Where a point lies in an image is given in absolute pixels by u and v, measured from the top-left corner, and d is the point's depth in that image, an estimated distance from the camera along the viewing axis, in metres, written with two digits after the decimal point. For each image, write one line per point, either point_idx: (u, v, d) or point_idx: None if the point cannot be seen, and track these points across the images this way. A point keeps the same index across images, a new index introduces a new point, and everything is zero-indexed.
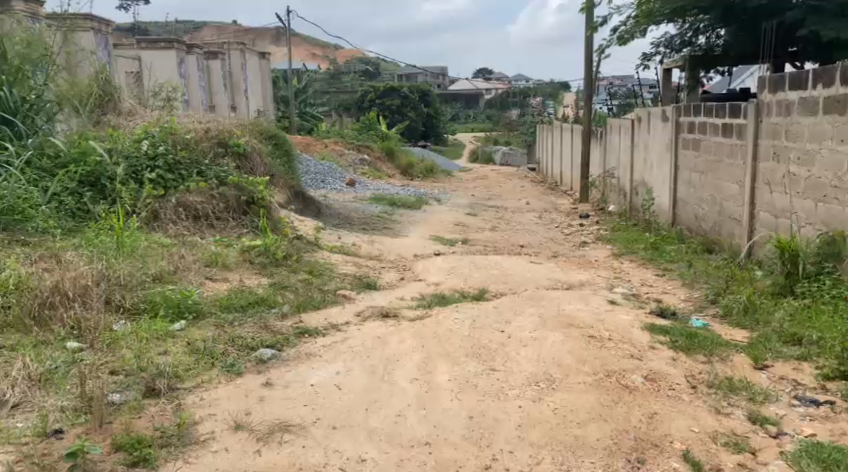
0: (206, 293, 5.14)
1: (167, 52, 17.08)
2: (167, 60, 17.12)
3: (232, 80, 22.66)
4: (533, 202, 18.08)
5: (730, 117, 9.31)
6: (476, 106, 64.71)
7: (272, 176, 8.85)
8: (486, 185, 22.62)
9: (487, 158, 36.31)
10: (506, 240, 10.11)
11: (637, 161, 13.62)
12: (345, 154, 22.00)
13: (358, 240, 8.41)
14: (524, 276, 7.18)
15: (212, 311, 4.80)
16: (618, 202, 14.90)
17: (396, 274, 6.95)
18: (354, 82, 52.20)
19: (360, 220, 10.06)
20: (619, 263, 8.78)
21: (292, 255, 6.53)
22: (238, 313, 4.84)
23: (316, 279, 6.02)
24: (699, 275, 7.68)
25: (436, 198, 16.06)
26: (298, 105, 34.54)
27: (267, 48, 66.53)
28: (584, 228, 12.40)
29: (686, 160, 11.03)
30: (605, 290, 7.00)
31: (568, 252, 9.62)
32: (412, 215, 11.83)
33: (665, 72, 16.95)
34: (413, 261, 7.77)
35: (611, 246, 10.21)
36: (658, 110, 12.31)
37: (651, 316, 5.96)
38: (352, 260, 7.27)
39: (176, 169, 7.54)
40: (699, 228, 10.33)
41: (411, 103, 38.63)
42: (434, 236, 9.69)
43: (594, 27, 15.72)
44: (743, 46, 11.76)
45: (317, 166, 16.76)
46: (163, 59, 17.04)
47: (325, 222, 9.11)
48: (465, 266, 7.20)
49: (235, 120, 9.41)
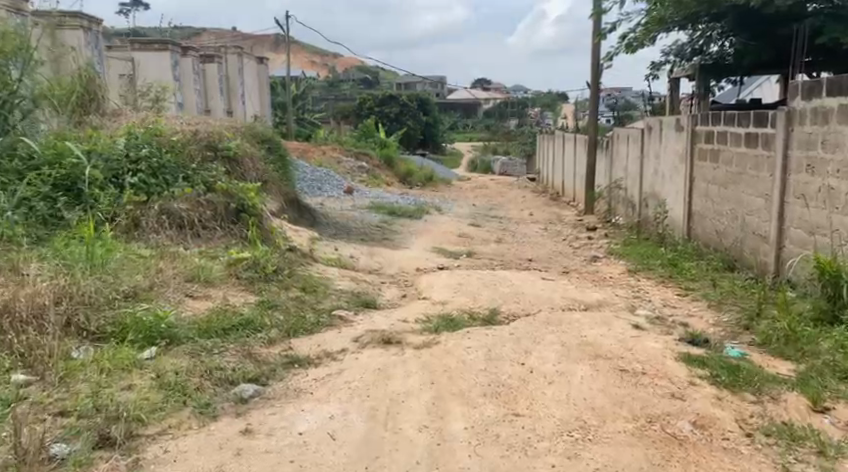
0: (184, 312, 4.54)
1: (161, 54, 16.46)
2: (160, 63, 16.48)
3: (231, 85, 22.09)
4: (538, 213, 17.49)
5: (754, 126, 8.75)
6: (475, 115, 64.25)
7: (266, 182, 8.19)
8: (487, 195, 22.05)
9: (487, 168, 35.76)
10: (513, 253, 9.51)
11: (647, 172, 13.05)
12: (343, 162, 21.41)
13: (356, 252, 7.82)
14: (537, 294, 6.59)
15: (189, 336, 4.18)
16: (626, 215, 14.32)
17: (398, 291, 6.36)
18: (353, 89, 51.75)
19: (358, 230, 9.45)
20: (635, 281, 8.19)
21: (285, 269, 5.92)
22: (219, 339, 4.23)
23: (311, 297, 5.41)
24: (727, 298, 7.08)
25: (437, 207, 15.49)
26: (296, 111, 34.02)
27: (266, 55, 66.20)
28: (593, 241, 11.80)
29: (703, 171, 10.45)
30: (626, 312, 6.40)
31: (580, 267, 9.02)
32: (414, 226, 11.25)
33: (672, 81, 16.39)
34: (416, 276, 7.17)
35: (624, 262, 9.61)
36: (672, 119, 11.73)
37: (681, 343, 5.36)
38: (351, 274, 6.67)
39: (160, 173, 6.93)
40: (718, 243, 9.76)
41: (410, 111, 38.14)
42: (437, 248, 9.08)
43: (601, 34, 15.22)
44: (758, 54, 11.24)
45: (315, 173, 16.22)
46: (156, 61, 16.42)
47: (319, 231, 8.49)
48: (473, 282, 6.61)
49: (227, 122, 8.76)
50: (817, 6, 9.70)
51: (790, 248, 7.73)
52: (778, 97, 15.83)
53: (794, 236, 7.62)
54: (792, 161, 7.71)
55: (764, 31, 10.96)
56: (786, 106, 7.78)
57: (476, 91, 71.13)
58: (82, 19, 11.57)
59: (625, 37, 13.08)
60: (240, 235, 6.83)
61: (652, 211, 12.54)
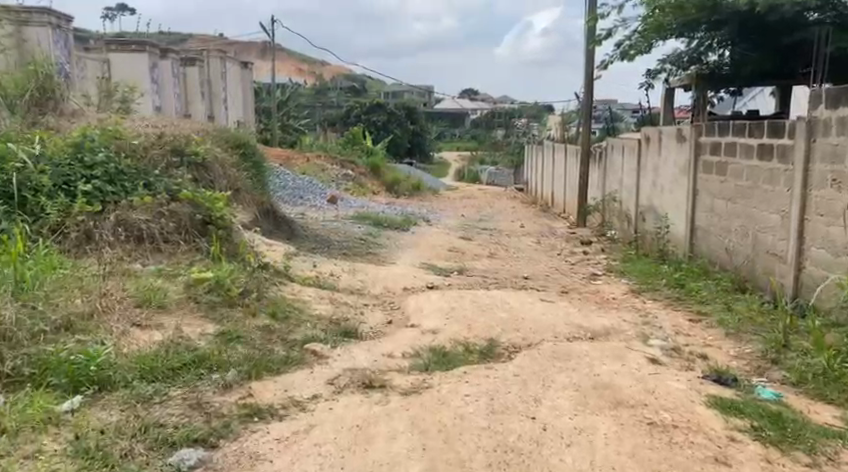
0: (122, 353, 3.75)
1: (138, 55, 15.62)
2: (137, 64, 15.64)
3: (212, 90, 21.26)
4: (528, 225, 16.81)
5: (768, 136, 8.11)
6: (462, 125, 63.68)
7: (237, 191, 7.44)
8: (476, 205, 21.34)
9: (474, 178, 35.06)
10: (508, 270, 8.80)
11: (644, 184, 12.41)
12: (327, 169, 20.67)
13: (337, 268, 7.11)
14: (537, 319, 5.89)
15: (124, 380, 3.57)
16: (621, 229, 13.68)
17: (383, 316, 5.67)
18: (339, 97, 51.05)
19: (339, 243, 8.72)
20: (641, 303, 7.53)
21: (255, 290, 5.21)
22: (161, 385, 3.59)
23: (281, 326, 4.69)
24: (745, 327, 6.44)
25: (425, 218, 14.77)
26: (281, 117, 33.21)
27: (252, 61, 65.41)
28: (590, 257, 11.12)
29: (707, 185, 9.81)
30: (637, 341, 5.72)
31: (579, 286, 8.34)
32: (401, 238, 10.52)
33: (666, 91, 15.83)
34: (403, 297, 6.48)
35: (626, 281, 8.94)
36: (672, 129, 11.08)
37: (705, 381, 4.71)
38: (330, 296, 5.97)
39: (118, 180, 6.18)
40: (725, 261, 9.12)
41: (397, 119, 37.48)
42: (426, 264, 8.39)
43: (596, 41, 14.64)
44: (761, 65, 10.71)
45: (296, 181, 15.44)
46: (133, 63, 15.57)
47: (296, 246, 7.79)
48: (466, 304, 5.92)
49: (195, 125, 8.01)
50: (820, 15, 9.60)
51: (812, 270, 7.11)
52: (775, 109, 15.29)
53: (817, 256, 7.00)
54: (814, 175, 7.08)
55: (766, 40, 10.46)
56: (808, 115, 7.19)
57: (463, 101, 70.54)
58: (63, 19, 10.62)
59: (620, 44, 12.54)
60: (204, 250, 6.11)
61: (651, 226, 11.89)
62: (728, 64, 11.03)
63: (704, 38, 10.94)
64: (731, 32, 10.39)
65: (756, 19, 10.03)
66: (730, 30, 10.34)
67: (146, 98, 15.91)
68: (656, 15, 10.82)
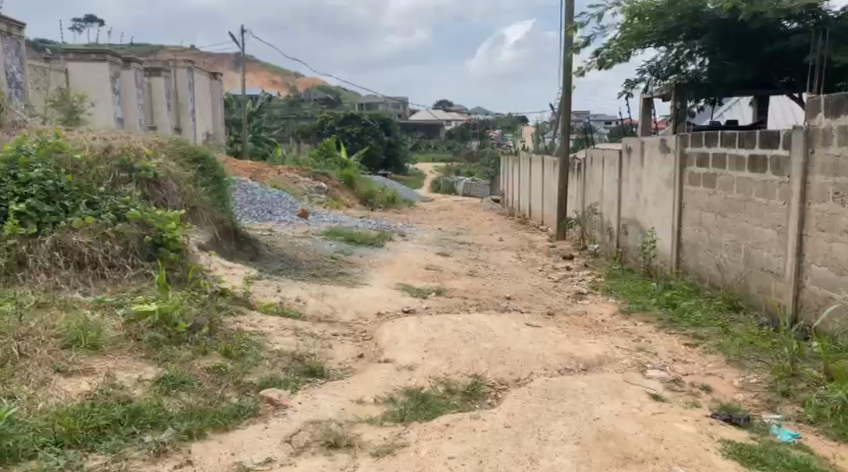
0: (36, 411, 3.36)
1: (99, 66, 14.92)
2: (98, 75, 14.92)
3: (179, 101, 20.50)
4: (507, 238, 16.30)
5: (761, 147, 7.57)
6: (436, 136, 63.26)
7: (194, 209, 6.84)
8: (452, 218, 20.81)
9: (450, 189, 34.49)
10: (489, 290, 8.26)
11: (627, 197, 11.95)
12: (299, 182, 20.06)
13: (304, 293, 6.56)
14: (524, 349, 5.38)
15: (30, 452, 3.15)
16: (602, 242, 13.20)
17: (353, 349, 5.13)
18: (313, 109, 50.37)
19: (308, 263, 8.15)
20: (631, 326, 7.02)
21: (210, 323, 4.67)
22: (74, 453, 3.21)
23: (234, 366, 4.17)
24: (744, 352, 5.95)
25: (400, 232, 14.22)
26: (253, 129, 32.50)
27: (224, 73, 64.62)
28: (573, 273, 10.60)
29: (694, 198, 9.33)
30: (633, 372, 5.24)
31: (564, 307, 7.83)
32: (374, 255, 9.95)
33: (643, 102, 15.45)
34: (376, 325, 5.93)
35: (612, 300, 8.45)
36: (656, 139, 10.61)
37: (715, 422, 4.20)
38: (295, 327, 5.42)
39: (57, 199, 5.57)
40: (716, 279, 8.64)
41: (371, 131, 36.93)
42: (402, 285, 7.83)
43: (574, 48, 14.20)
44: (742, 74, 10.48)
45: (264, 195, 14.76)
46: (93, 74, 14.87)
47: (260, 267, 7.19)
48: (446, 331, 5.39)
49: (149, 137, 7.39)
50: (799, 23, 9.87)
51: (812, 289, 6.64)
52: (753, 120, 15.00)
53: (818, 275, 6.54)
54: (814, 189, 6.61)
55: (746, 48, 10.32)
56: (805, 124, 6.72)
57: (438, 113, 70.10)
58: (13, 26, 9.92)
59: (598, 54, 12.22)
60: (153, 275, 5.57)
61: (635, 240, 11.42)
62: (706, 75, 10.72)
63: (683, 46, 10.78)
64: (712, 39, 10.29)
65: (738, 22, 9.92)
66: (710, 37, 10.24)
67: (107, 110, 15.19)
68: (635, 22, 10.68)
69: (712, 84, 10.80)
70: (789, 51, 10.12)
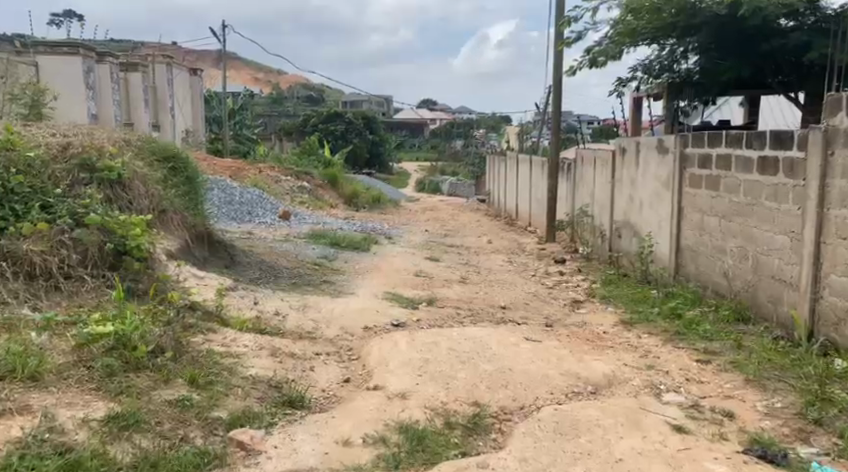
0: None
1: (70, 59, 14.24)
2: (70, 70, 14.27)
3: (157, 97, 19.79)
4: (495, 240, 15.81)
5: (771, 148, 6.96)
6: (420, 135, 62.76)
7: (161, 213, 6.27)
8: (438, 219, 20.32)
9: (435, 189, 33.97)
10: (483, 298, 7.73)
11: (621, 198, 11.41)
12: (281, 182, 19.49)
13: (284, 306, 6.05)
14: (527, 369, 4.86)
15: None
16: (594, 245, 12.67)
17: (338, 372, 4.63)
18: (296, 107, 49.68)
19: (287, 270, 7.62)
20: (636, 339, 6.50)
21: (176, 345, 4.15)
22: None
23: (200, 397, 3.67)
24: (763, 367, 5.48)
25: (385, 235, 13.69)
26: (233, 127, 31.82)
27: (205, 70, 63.73)
28: (567, 278, 10.07)
29: (693, 200, 8.77)
30: (648, 395, 4.74)
31: (563, 317, 7.33)
32: (360, 260, 9.42)
33: (633, 101, 15.00)
34: (364, 343, 5.44)
35: (611, 307, 7.92)
36: (653, 138, 10.06)
37: (748, 461, 3.73)
38: (272, 347, 4.92)
39: (7, 202, 5.07)
40: (718, 285, 8.06)
41: (355, 129, 36.35)
42: (390, 294, 7.33)
43: (565, 44, 13.73)
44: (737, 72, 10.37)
45: (243, 195, 14.18)
46: (65, 68, 14.20)
47: (234, 276, 6.64)
48: (441, 349, 4.89)
49: (114, 133, 6.79)
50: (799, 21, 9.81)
51: (831, 301, 6.11)
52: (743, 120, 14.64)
53: (838, 286, 6.02)
54: (834, 194, 6.09)
55: (740, 46, 10.24)
56: (826, 124, 6.16)
57: (422, 112, 69.57)
58: None
59: (590, 51, 11.81)
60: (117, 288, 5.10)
61: (630, 244, 10.87)
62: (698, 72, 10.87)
63: (678, 44, 10.84)
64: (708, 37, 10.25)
65: (733, 21, 9.77)
66: (706, 35, 10.21)
67: (80, 106, 14.55)
68: (629, 19, 10.76)
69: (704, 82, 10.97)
70: (787, 49, 9.93)
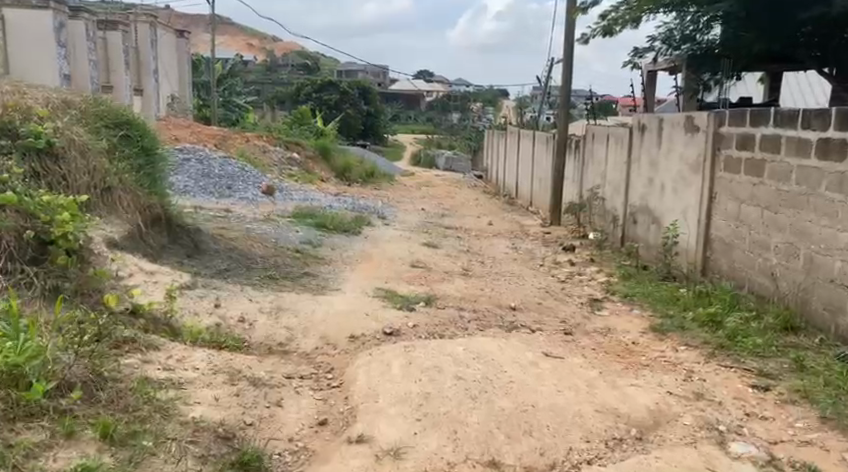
0: None
1: (41, 14, 12.41)
2: (41, 27, 12.45)
3: (139, 59, 18.42)
4: (496, 222, 14.75)
5: (836, 129, 5.81)
6: (416, 107, 61.46)
7: (104, 191, 5.40)
8: (434, 195, 19.26)
9: (431, 163, 32.89)
10: (489, 297, 6.70)
11: (639, 181, 10.28)
12: (268, 152, 18.42)
13: (252, 310, 5.05)
14: (555, 401, 3.86)
15: None
16: (604, 232, 11.53)
17: (312, 408, 3.67)
18: (289, 75, 48.33)
19: (262, 260, 6.58)
20: (673, 352, 5.38)
21: (96, 368, 3.34)
22: None
23: (111, 460, 2.85)
24: (833, 387, 4.47)
25: (378, 214, 12.64)
26: (223, 94, 30.57)
27: (198, 37, 62.34)
28: (578, 270, 8.96)
29: (726, 184, 7.51)
30: (709, 443, 3.73)
31: (583, 320, 6.30)
32: (349, 246, 8.41)
33: (647, 75, 13.95)
34: (349, 361, 4.43)
35: (635, 307, 6.84)
36: (679, 114, 8.82)
37: None
38: (230, 370, 3.94)
39: None
40: (758, 286, 6.83)
41: (350, 99, 35.15)
42: (382, 291, 6.34)
43: (577, 10, 12.61)
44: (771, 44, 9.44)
45: (225, 167, 13.11)
46: (33, 25, 12.37)
47: (190, 270, 5.67)
48: (444, 378, 3.89)
49: (53, 93, 5.96)
50: None
51: None
52: (763, 99, 13.52)
53: None
54: None
55: (771, 16, 9.31)
56: None
57: (419, 83, 68.22)
58: None
59: (605, 18, 10.77)
60: (39, 288, 4.25)
61: (649, 232, 9.73)
62: (724, 42, 9.97)
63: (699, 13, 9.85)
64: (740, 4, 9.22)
65: None
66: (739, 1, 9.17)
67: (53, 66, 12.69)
68: None
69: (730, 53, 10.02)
70: (829, 18, 8.91)
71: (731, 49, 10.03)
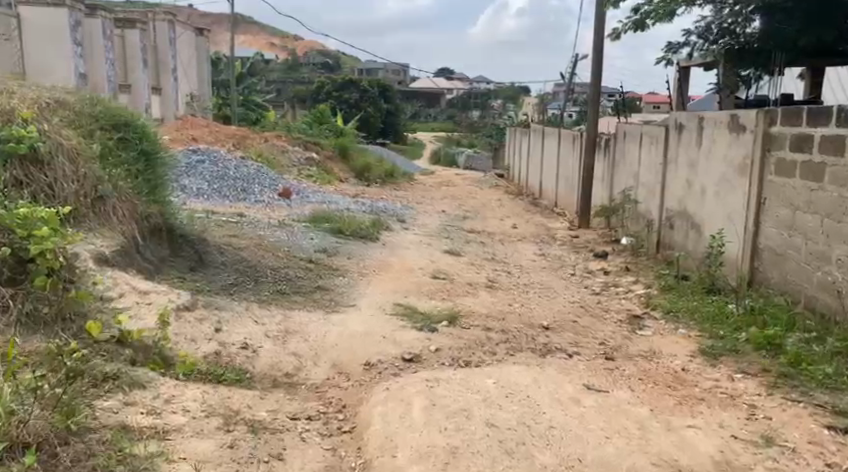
0: None
1: (57, 13, 11.40)
2: (57, 25, 11.43)
3: (156, 57, 17.92)
4: (521, 225, 14.14)
5: None
6: (437, 105, 60.84)
7: (97, 200, 4.90)
8: (455, 196, 18.67)
9: (451, 161, 32.30)
10: (518, 314, 6.12)
11: (676, 184, 9.63)
12: (286, 152, 17.91)
13: (257, 334, 4.51)
14: (603, 453, 3.37)
15: None
16: (638, 237, 10.87)
17: (320, 460, 3.19)
18: (309, 73, 47.87)
19: (271, 273, 6.05)
20: (729, 381, 4.77)
21: (62, 419, 2.90)
22: None
23: None
24: None
25: (398, 217, 12.06)
26: (243, 92, 30.14)
27: (217, 35, 62.08)
28: (612, 281, 8.33)
29: (778, 189, 6.86)
30: None
31: (623, 341, 5.69)
32: (367, 255, 7.85)
33: (679, 71, 13.28)
34: (362, 397, 3.88)
35: (680, 326, 6.23)
36: (722, 112, 8.15)
37: None
38: (226, 413, 3.42)
39: None
40: (817, 302, 6.19)
41: (370, 96, 34.62)
42: (401, 308, 5.78)
43: (607, 3, 11.97)
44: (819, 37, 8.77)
45: (240, 168, 12.63)
46: (48, 24, 11.37)
47: (190, 286, 5.15)
48: (475, 427, 3.44)
49: (45, 93, 5.49)
50: None
51: None
52: (804, 95, 12.82)
53: None
54: None
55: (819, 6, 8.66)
56: None
57: (438, 81, 67.68)
58: None
59: (638, 11, 10.14)
60: (13, 315, 3.75)
61: (688, 239, 9.08)
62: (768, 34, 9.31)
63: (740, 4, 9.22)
64: None
65: None
66: None
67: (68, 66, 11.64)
68: None
69: (774, 46, 9.35)
70: None
71: (773, 42, 9.36)
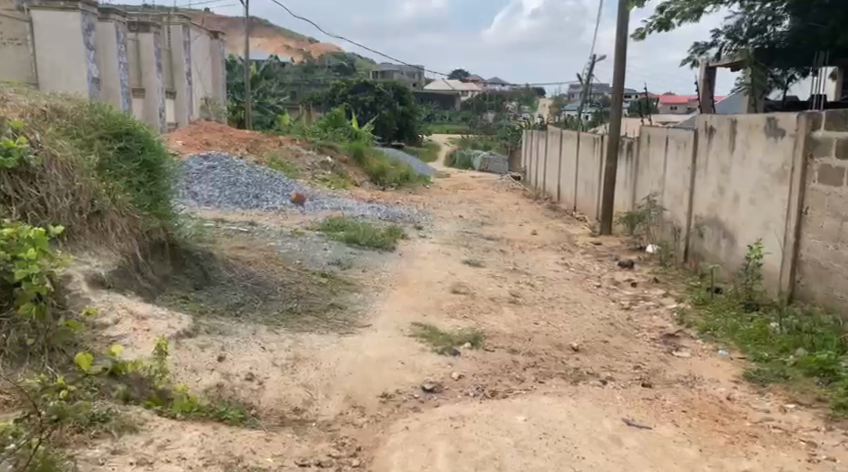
0: None
1: (72, 17, 11.06)
2: (71, 29, 11.09)
3: (170, 61, 17.62)
4: (541, 231, 13.70)
5: None
6: (452, 106, 60.42)
7: (94, 215, 4.53)
8: (473, 201, 18.26)
9: (467, 164, 31.87)
10: (545, 334, 5.70)
11: (706, 190, 9.18)
12: (300, 156, 17.55)
13: (263, 363, 4.13)
14: None
15: None
16: (664, 246, 10.43)
17: None
18: (324, 75, 47.56)
19: (281, 290, 5.67)
20: (780, 412, 4.36)
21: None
22: None
23: None
24: None
25: (415, 224, 11.67)
26: (257, 94, 29.82)
27: (231, 38, 61.90)
28: (641, 294, 7.90)
29: (822, 198, 6.42)
30: None
31: (660, 364, 5.27)
32: (382, 267, 7.46)
33: (704, 72, 12.82)
34: (379, 440, 3.52)
35: (719, 346, 5.81)
36: (758, 115, 7.70)
37: None
38: (227, 460, 3.08)
39: None
40: None
41: (385, 99, 34.27)
42: (420, 328, 5.39)
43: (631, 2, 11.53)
44: None
45: (252, 174, 12.29)
46: (63, 28, 11.05)
47: (194, 307, 4.79)
48: None
49: (42, 98, 5.13)
50: None
51: None
52: None
53: None
54: None
55: None
56: None
57: (453, 83, 67.26)
58: None
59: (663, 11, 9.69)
60: None
61: (720, 248, 8.64)
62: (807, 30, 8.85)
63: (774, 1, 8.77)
64: None
65: None
66: None
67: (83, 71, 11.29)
68: None
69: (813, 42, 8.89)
70: None
71: (811, 39, 8.89)
